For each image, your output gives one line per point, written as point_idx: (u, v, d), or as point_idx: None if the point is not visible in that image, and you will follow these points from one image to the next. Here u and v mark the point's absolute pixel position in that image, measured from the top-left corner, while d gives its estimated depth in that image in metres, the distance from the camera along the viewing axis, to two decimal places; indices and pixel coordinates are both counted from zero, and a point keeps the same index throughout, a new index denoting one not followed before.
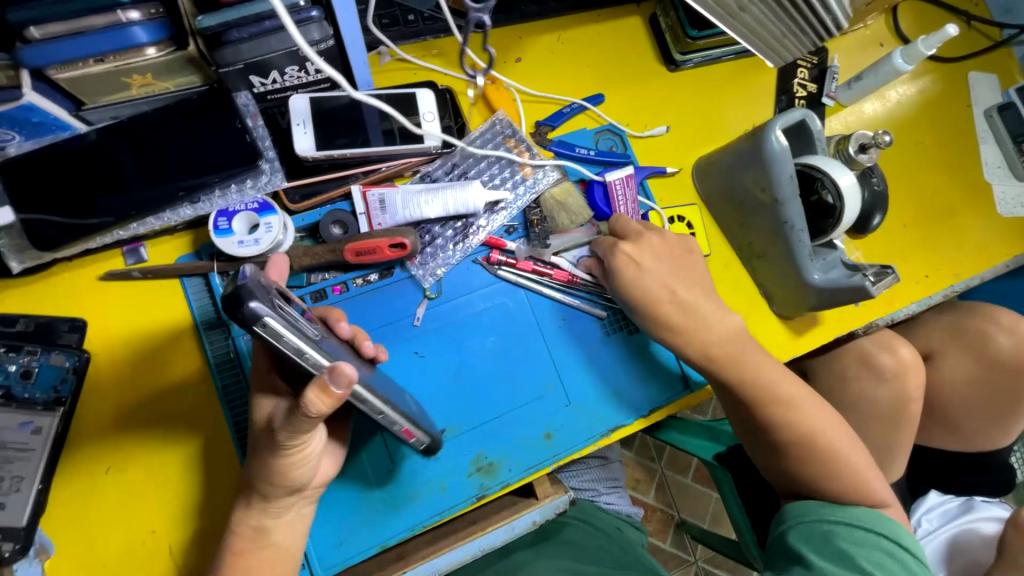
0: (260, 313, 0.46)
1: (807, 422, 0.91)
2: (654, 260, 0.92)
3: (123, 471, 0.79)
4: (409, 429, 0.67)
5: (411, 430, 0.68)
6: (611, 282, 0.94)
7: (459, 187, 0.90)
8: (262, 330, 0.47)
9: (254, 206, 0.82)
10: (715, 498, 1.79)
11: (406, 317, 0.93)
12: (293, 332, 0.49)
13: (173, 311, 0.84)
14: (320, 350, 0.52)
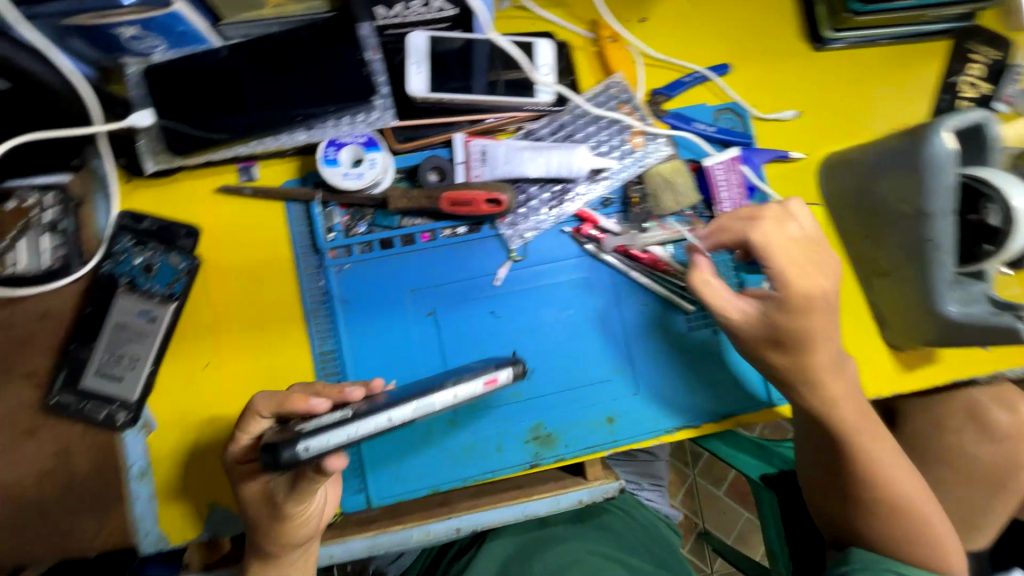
0: (292, 453, 0.53)
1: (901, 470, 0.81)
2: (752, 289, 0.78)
3: (218, 368, 0.86)
4: (489, 376, 0.63)
5: (491, 378, 0.63)
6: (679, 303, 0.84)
7: (565, 149, 0.85)
8: (308, 455, 0.53)
9: (362, 140, 0.83)
10: (745, 518, 1.69)
11: (487, 276, 0.92)
12: (322, 434, 0.54)
13: (276, 233, 0.89)
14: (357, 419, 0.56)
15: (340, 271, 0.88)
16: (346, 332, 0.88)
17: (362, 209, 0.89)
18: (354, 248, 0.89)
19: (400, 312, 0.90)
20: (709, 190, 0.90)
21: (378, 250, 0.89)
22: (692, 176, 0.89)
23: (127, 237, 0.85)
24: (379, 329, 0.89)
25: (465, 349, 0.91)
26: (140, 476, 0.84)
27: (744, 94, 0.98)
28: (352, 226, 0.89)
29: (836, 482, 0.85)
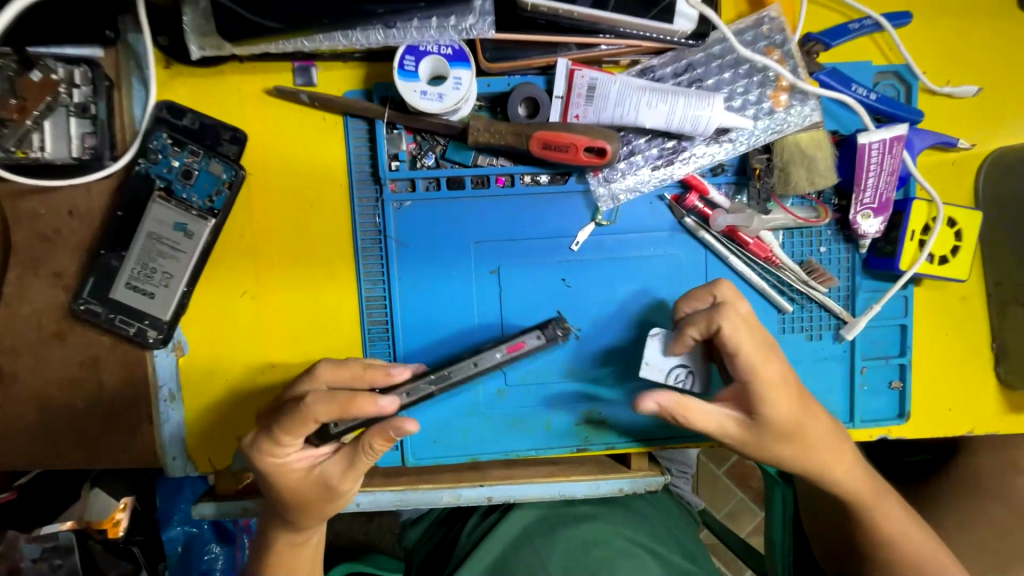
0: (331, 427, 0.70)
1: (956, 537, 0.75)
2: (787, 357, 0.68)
3: (257, 298, 0.78)
4: (520, 340, 0.71)
5: (514, 344, 0.70)
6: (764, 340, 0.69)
7: (695, 98, 0.68)
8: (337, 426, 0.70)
9: (448, 52, 0.67)
10: (739, 498, 1.59)
11: (564, 237, 0.79)
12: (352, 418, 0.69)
13: (332, 152, 0.76)
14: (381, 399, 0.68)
15: (399, 208, 0.77)
16: (399, 279, 0.78)
17: (433, 139, 0.76)
18: (418, 183, 0.76)
19: (460, 263, 0.79)
20: (849, 173, 0.75)
21: (444, 190, 0.77)
22: (833, 150, 0.74)
23: (164, 133, 0.73)
24: (434, 280, 0.78)
25: (525, 317, 0.80)
26: (170, 399, 0.79)
27: (916, 55, 0.78)
28: (419, 156, 0.76)
29: (912, 524, 0.77)
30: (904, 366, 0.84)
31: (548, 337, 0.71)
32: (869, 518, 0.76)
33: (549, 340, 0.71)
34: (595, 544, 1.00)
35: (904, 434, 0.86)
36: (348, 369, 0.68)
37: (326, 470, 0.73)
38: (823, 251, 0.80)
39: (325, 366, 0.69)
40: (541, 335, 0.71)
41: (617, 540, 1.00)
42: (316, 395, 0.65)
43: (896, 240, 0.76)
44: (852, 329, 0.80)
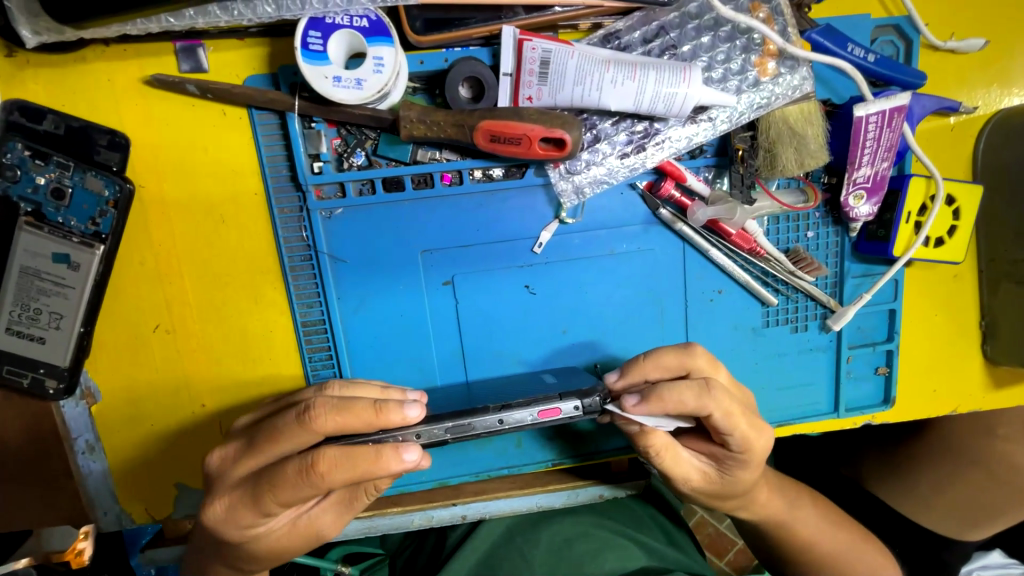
0: None
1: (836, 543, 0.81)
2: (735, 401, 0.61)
3: (173, 332, 0.67)
4: (554, 407, 0.55)
5: (546, 410, 0.55)
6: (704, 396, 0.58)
7: (668, 72, 0.57)
8: None
9: (363, 24, 0.54)
10: None
11: (525, 239, 0.70)
12: None
13: (239, 154, 0.63)
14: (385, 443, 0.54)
15: (330, 217, 0.65)
16: (339, 299, 0.68)
17: (361, 132, 0.63)
18: (349, 186, 0.64)
19: (408, 276, 0.69)
20: (842, 150, 0.66)
21: (382, 193, 0.65)
22: (825, 122, 0.64)
23: (17, 143, 0.58)
24: (381, 298, 0.69)
25: (486, 329, 0.72)
26: (89, 451, 0.69)
27: (919, 4, 0.68)
28: (346, 155, 0.63)
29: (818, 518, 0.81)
30: (891, 351, 0.79)
31: (587, 410, 0.56)
32: (788, 515, 0.79)
33: (587, 414, 0.56)
34: (577, 538, 0.94)
35: (887, 419, 0.83)
36: (358, 413, 0.53)
37: (317, 521, 0.61)
38: (811, 236, 0.73)
39: (328, 406, 0.53)
40: (580, 406, 0.56)
41: (599, 533, 0.94)
42: (330, 449, 0.52)
43: (890, 224, 0.69)
44: (839, 319, 0.74)
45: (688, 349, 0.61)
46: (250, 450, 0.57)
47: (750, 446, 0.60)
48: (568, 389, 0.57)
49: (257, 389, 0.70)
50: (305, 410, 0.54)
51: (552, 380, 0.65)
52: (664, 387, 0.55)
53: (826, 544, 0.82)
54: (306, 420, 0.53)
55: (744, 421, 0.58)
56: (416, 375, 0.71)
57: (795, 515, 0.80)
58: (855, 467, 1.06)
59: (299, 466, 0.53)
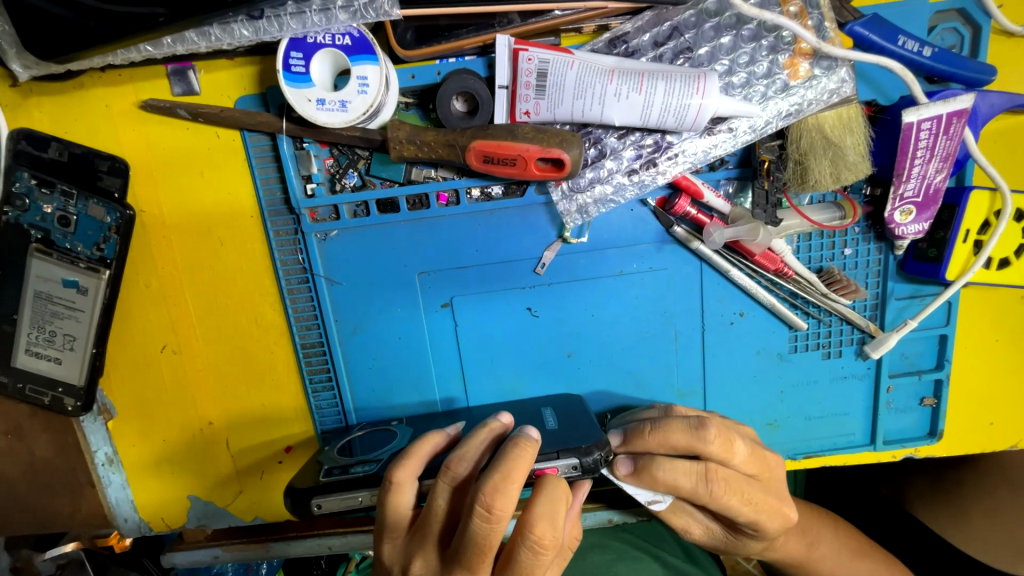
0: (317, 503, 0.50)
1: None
2: (753, 446, 0.55)
3: (179, 352, 0.68)
4: (549, 466, 0.51)
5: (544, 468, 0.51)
6: (720, 446, 0.52)
7: (680, 82, 0.51)
8: (322, 500, 0.50)
9: (345, 42, 0.51)
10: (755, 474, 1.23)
11: (526, 260, 0.66)
12: (340, 494, 0.51)
13: (233, 178, 0.62)
14: (464, 465, 0.47)
15: (325, 239, 0.64)
16: (337, 321, 0.67)
17: (352, 152, 0.61)
18: (342, 209, 0.63)
19: (406, 300, 0.67)
20: (888, 160, 0.58)
21: (376, 215, 0.63)
22: (868, 128, 0.57)
23: (24, 172, 0.59)
24: (379, 321, 0.67)
25: (487, 353, 0.69)
26: (108, 463, 0.72)
27: None
28: (338, 176, 0.61)
29: (839, 556, 0.74)
30: (941, 381, 0.71)
31: (587, 469, 0.52)
32: (813, 554, 0.73)
33: (586, 472, 0.52)
34: (591, 549, 0.88)
35: (933, 453, 0.75)
36: (525, 465, 0.45)
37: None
38: (848, 254, 0.65)
39: (496, 486, 0.43)
40: (578, 466, 0.51)
41: (617, 545, 0.88)
42: (536, 511, 0.44)
43: (943, 242, 0.61)
44: (879, 347, 0.67)
45: (700, 432, 0.51)
46: (452, 562, 0.45)
47: (761, 526, 0.56)
48: (566, 443, 0.53)
49: (261, 407, 0.70)
50: (483, 507, 0.43)
51: (554, 428, 0.57)
52: (661, 465, 0.52)
53: None
54: (497, 517, 0.43)
55: (747, 507, 0.54)
56: (416, 397, 0.70)
57: (827, 551, 0.74)
58: (897, 487, 0.97)
59: (529, 550, 0.44)
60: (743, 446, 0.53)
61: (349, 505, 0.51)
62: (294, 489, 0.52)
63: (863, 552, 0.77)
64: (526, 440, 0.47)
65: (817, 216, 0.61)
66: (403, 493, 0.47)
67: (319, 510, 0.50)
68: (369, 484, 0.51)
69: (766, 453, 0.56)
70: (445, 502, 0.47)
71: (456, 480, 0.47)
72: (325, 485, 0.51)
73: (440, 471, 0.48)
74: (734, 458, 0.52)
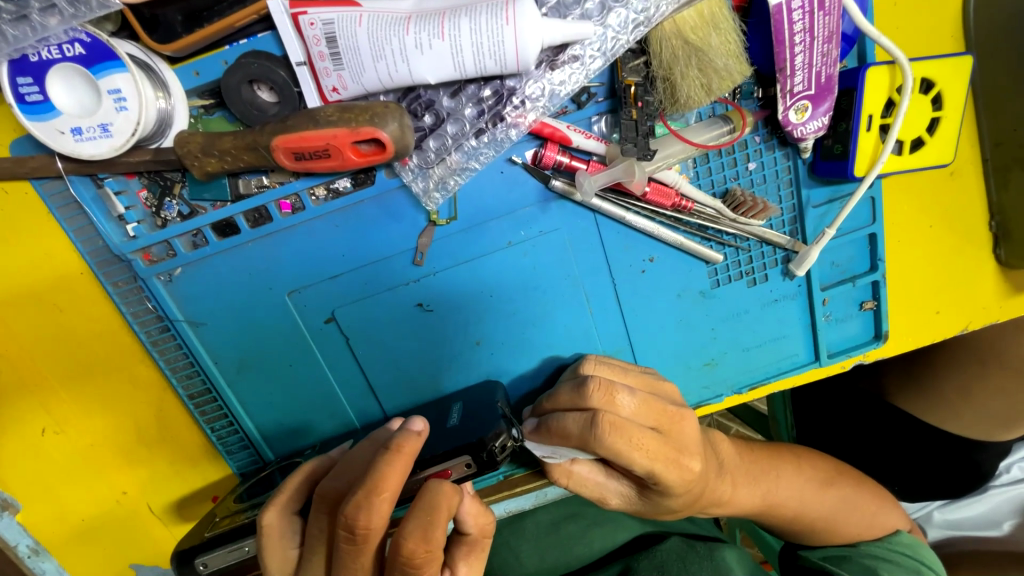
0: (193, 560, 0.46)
1: (825, 501, 0.72)
2: (652, 403, 0.51)
3: (62, 432, 0.63)
4: (443, 469, 0.48)
5: (444, 470, 0.48)
6: (603, 412, 0.49)
7: (486, 13, 0.42)
8: (204, 557, 0.47)
9: (79, 52, 0.41)
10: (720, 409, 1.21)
11: (400, 253, 0.59)
12: (220, 544, 0.47)
13: (45, 236, 0.54)
14: (336, 480, 0.43)
15: (171, 280, 0.57)
16: (216, 363, 0.61)
17: (161, 178, 0.53)
18: (176, 242, 0.55)
19: (283, 325, 0.60)
20: (766, 54, 0.50)
21: (215, 241, 0.55)
22: (736, 21, 0.48)
23: None
24: (262, 352, 0.61)
25: (388, 360, 0.63)
26: (35, 553, 0.62)
27: None
28: (156, 209, 0.54)
29: (799, 486, 0.71)
30: (877, 282, 0.66)
31: (483, 464, 0.48)
32: (773, 491, 0.70)
33: (484, 467, 0.49)
34: (563, 520, 0.84)
35: (882, 356, 0.71)
36: (395, 474, 0.39)
37: None
38: (754, 169, 0.58)
39: (358, 503, 0.39)
40: (472, 463, 0.48)
41: (588, 510, 0.85)
42: (410, 525, 0.40)
43: (847, 135, 0.53)
44: (802, 263, 0.61)
45: (581, 389, 0.50)
46: None
47: (660, 480, 0.51)
48: (458, 440, 0.49)
49: (175, 464, 0.66)
50: (346, 530, 0.39)
51: (454, 425, 0.53)
52: (557, 417, 0.51)
53: (827, 508, 0.72)
54: (363, 537, 0.39)
55: (642, 455, 0.49)
56: (328, 420, 0.65)
57: (788, 487, 0.70)
58: (876, 381, 0.94)
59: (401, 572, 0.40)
60: (631, 398, 0.50)
61: (234, 557, 0.47)
62: (178, 550, 0.48)
63: (825, 474, 0.74)
64: (402, 439, 0.41)
65: (700, 139, 0.54)
66: (273, 540, 0.44)
67: (205, 569, 0.47)
68: (250, 531, 0.47)
69: (664, 404, 0.52)
70: (326, 532, 0.43)
71: (329, 504, 0.43)
72: (209, 541, 0.48)
73: (314, 497, 0.44)
74: (622, 409, 0.50)
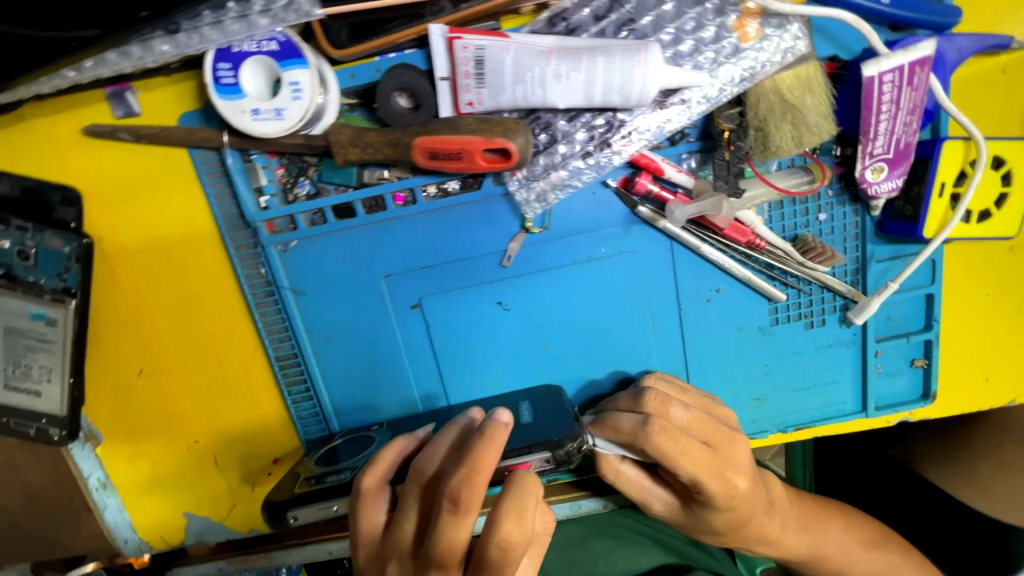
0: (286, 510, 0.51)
1: (860, 555, 0.73)
2: (711, 422, 0.54)
3: (157, 375, 0.68)
4: (520, 462, 0.51)
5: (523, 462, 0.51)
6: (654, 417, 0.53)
7: (620, 55, 0.49)
8: (297, 510, 0.51)
9: (272, 48, 0.49)
10: None
11: (491, 254, 0.64)
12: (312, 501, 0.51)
13: (186, 199, 0.62)
14: (431, 454, 0.48)
15: (286, 250, 0.63)
16: (307, 331, 0.66)
17: (301, 159, 0.60)
18: (299, 218, 0.62)
19: (373, 304, 0.66)
20: (852, 118, 0.55)
21: (333, 221, 0.62)
22: (829, 85, 0.54)
23: None
24: (348, 329, 0.67)
25: (460, 351, 0.68)
26: (103, 487, 0.73)
27: None
28: (290, 186, 0.60)
29: (835, 535, 0.72)
30: (930, 341, 0.69)
31: (560, 461, 0.51)
32: (808, 534, 0.71)
33: (560, 464, 0.51)
34: (589, 536, 0.85)
35: (928, 415, 0.73)
36: (490, 457, 0.43)
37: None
38: (824, 219, 0.63)
39: (462, 481, 0.43)
40: (550, 459, 0.51)
41: (615, 531, 0.86)
42: (505, 508, 0.44)
43: (918, 199, 0.58)
44: (861, 312, 0.65)
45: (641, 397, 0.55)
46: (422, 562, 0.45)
47: (700, 485, 0.54)
48: (538, 437, 0.53)
49: (246, 421, 0.71)
50: (450, 500, 0.43)
51: (529, 422, 0.57)
52: (614, 415, 0.56)
53: (860, 562, 0.73)
54: (464, 509, 0.43)
55: (686, 460, 0.52)
56: (395, 399, 0.69)
57: (824, 534, 0.71)
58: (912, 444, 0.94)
59: (498, 548, 0.43)
60: (684, 411, 0.54)
61: (325, 514, 0.52)
62: (271, 502, 0.53)
63: (859, 526, 0.74)
64: (492, 428, 0.45)
65: (787, 184, 0.59)
66: (368, 501, 0.49)
67: (295, 521, 0.51)
68: (341, 492, 0.53)
69: (715, 423, 0.55)
70: (419, 505, 0.47)
71: (422, 481, 0.47)
72: (301, 497, 0.52)
73: (410, 471, 0.48)
74: (674, 419, 0.54)
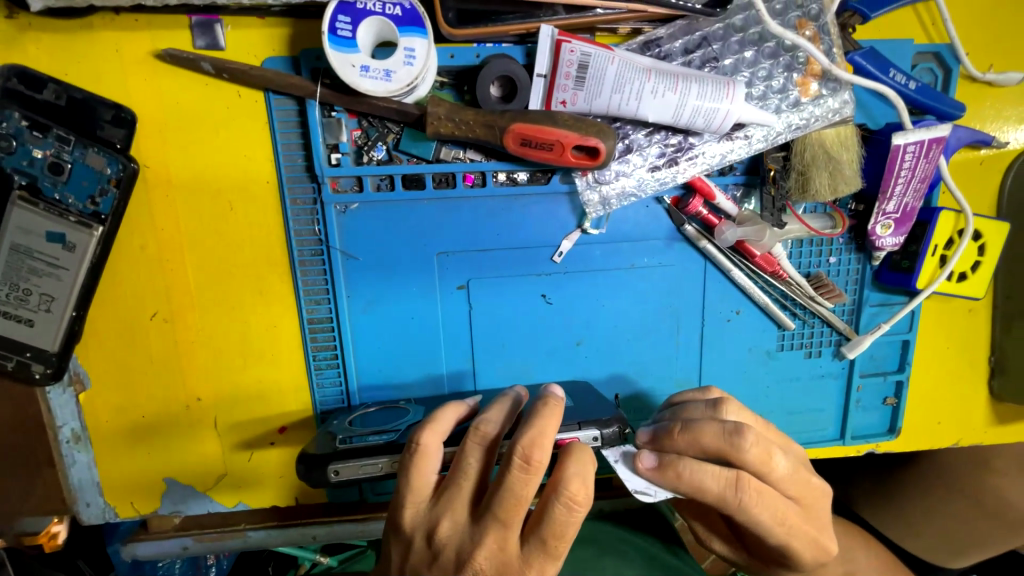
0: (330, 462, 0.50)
1: None
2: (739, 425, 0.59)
3: (171, 322, 0.64)
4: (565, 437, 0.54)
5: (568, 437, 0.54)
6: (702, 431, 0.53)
7: (710, 86, 0.55)
8: (342, 464, 0.50)
9: (395, 12, 0.51)
10: None
11: (544, 247, 0.67)
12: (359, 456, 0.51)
13: (251, 142, 0.60)
14: (494, 419, 0.49)
15: (344, 212, 0.62)
16: (348, 296, 0.65)
17: (383, 125, 0.60)
18: (366, 181, 0.62)
19: (420, 278, 0.66)
20: (875, 178, 0.65)
21: (401, 190, 0.62)
22: (860, 147, 0.63)
23: (14, 112, 0.54)
24: (391, 300, 0.66)
25: (497, 337, 0.69)
26: (74, 440, 0.65)
27: (962, 34, 0.66)
28: (366, 148, 0.61)
29: None
30: (901, 382, 0.79)
31: (606, 440, 0.55)
32: None
33: (606, 443, 0.55)
34: (578, 542, 0.86)
35: (891, 448, 0.82)
36: (553, 422, 0.46)
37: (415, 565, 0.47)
38: (833, 262, 0.72)
39: (534, 439, 0.45)
40: (598, 437, 0.55)
41: (603, 538, 0.87)
42: (571, 471, 0.45)
43: (915, 256, 0.69)
44: (854, 348, 0.74)
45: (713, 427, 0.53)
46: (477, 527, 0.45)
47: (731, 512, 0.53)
48: (586, 416, 0.56)
49: (259, 383, 0.67)
50: (522, 458, 0.44)
51: (570, 405, 0.59)
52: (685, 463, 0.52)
53: None
54: (535, 468, 0.44)
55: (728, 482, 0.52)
56: (423, 377, 0.69)
57: None
58: None
59: (563, 507, 0.45)
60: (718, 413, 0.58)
61: (367, 471, 0.51)
62: (308, 455, 0.51)
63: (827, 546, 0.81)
64: (552, 400, 0.49)
65: (813, 225, 0.68)
66: (424, 459, 0.48)
67: (336, 477, 0.50)
68: (389, 451, 0.52)
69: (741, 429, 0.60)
70: (477, 465, 0.48)
71: (485, 441, 0.48)
72: (342, 452, 0.51)
73: (469, 430, 0.49)
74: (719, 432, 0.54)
